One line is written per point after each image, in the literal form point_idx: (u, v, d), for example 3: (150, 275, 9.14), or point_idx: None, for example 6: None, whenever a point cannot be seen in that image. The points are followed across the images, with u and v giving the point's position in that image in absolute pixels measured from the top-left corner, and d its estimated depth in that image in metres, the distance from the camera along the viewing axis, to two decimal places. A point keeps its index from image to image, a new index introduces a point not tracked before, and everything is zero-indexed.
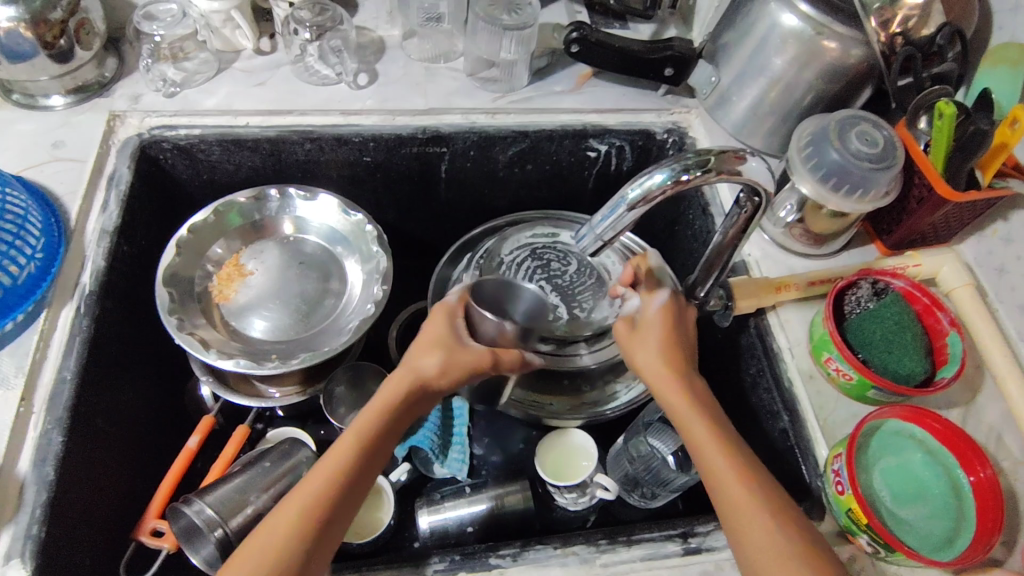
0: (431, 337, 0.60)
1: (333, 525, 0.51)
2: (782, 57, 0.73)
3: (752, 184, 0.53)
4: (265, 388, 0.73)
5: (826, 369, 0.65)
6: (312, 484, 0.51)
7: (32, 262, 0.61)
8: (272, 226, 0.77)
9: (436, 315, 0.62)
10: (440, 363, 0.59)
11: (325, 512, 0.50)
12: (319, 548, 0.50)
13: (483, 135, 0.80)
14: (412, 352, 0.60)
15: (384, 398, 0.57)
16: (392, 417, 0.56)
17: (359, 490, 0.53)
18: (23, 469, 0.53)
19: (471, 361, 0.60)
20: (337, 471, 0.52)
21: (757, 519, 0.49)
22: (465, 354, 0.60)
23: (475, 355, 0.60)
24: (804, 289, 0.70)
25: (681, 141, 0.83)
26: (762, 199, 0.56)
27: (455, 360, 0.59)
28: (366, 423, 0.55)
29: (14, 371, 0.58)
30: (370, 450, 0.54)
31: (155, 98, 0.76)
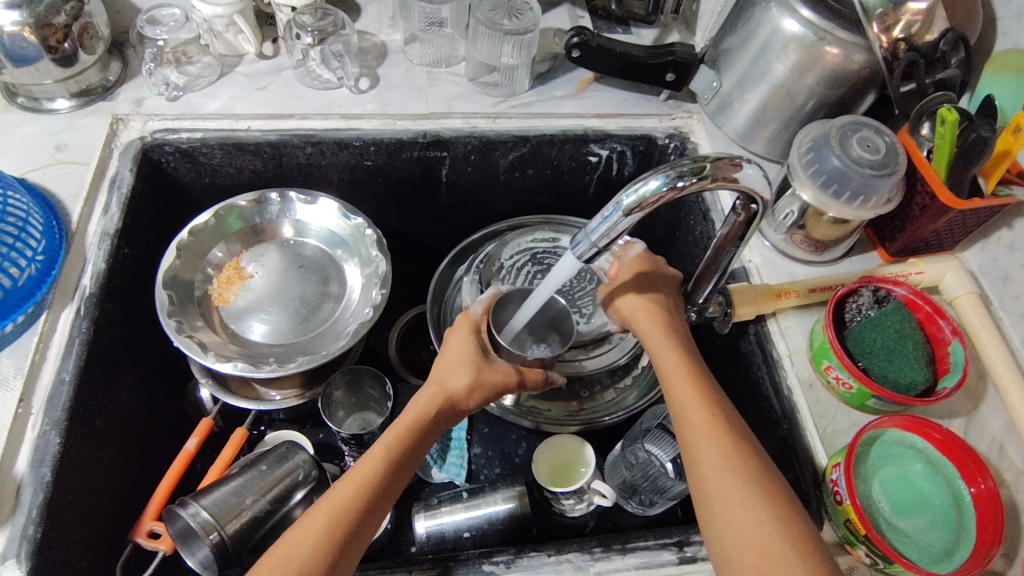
0: (458, 354, 0.62)
1: (359, 535, 0.51)
2: (784, 62, 0.72)
3: (749, 191, 0.52)
4: (265, 392, 0.73)
5: (825, 377, 0.65)
6: (342, 495, 0.51)
7: (33, 264, 0.61)
8: (272, 229, 0.78)
9: (463, 331, 0.63)
10: (470, 381, 0.60)
11: (351, 519, 0.50)
12: (346, 556, 0.49)
13: (484, 140, 0.81)
14: (439, 368, 0.61)
15: (416, 412, 0.58)
16: (419, 432, 0.57)
17: (385, 501, 0.53)
18: (20, 469, 0.54)
19: (498, 378, 0.61)
20: (366, 482, 0.52)
21: (761, 513, 0.48)
22: (494, 370, 0.61)
23: (502, 371, 0.62)
24: (804, 296, 0.69)
25: (682, 146, 0.83)
26: (758, 207, 0.55)
27: (483, 378, 0.61)
28: (396, 438, 0.56)
29: (13, 372, 0.58)
30: (395, 462, 0.55)
31: (157, 101, 0.76)
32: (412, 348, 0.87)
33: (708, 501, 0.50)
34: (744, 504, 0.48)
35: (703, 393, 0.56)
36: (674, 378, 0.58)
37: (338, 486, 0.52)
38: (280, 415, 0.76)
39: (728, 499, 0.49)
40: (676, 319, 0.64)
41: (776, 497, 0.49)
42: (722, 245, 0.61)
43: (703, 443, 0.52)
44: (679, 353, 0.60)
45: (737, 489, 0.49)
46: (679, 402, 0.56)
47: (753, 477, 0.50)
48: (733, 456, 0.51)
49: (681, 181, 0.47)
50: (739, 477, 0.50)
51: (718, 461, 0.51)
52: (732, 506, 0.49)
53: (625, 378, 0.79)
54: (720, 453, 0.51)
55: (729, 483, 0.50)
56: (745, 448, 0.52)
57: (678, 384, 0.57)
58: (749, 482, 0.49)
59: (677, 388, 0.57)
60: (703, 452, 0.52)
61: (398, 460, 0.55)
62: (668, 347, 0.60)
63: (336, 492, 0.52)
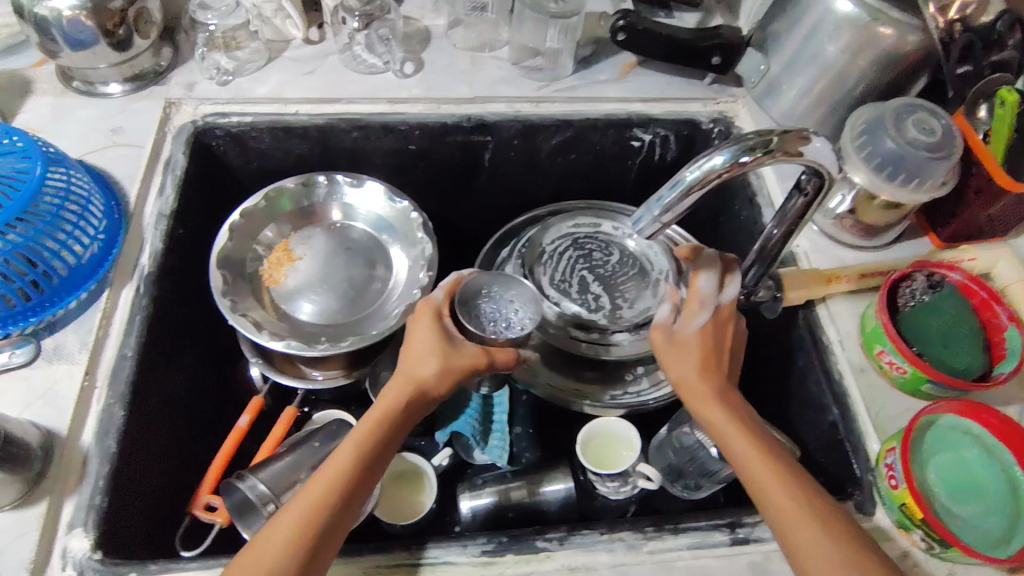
0: (424, 342, 0.59)
1: (337, 531, 0.49)
2: (835, 44, 0.71)
3: (814, 165, 0.50)
4: (310, 370, 0.74)
5: (878, 361, 0.64)
6: (313, 493, 0.50)
7: (95, 243, 0.63)
8: (321, 212, 0.78)
9: (424, 319, 0.60)
10: (437, 368, 0.57)
11: (326, 516, 0.49)
12: (322, 553, 0.48)
13: (527, 124, 0.80)
14: (408, 357, 0.59)
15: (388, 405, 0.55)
16: (392, 427, 0.55)
17: (361, 495, 0.51)
18: (87, 441, 0.56)
19: (467, 363, 0.58)
20: (333, 483, 0.50)
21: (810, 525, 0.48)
22: (460, 356, 0.58)
23: (470, 355, 0.59)
24: (855, 281, 0.68)
25: (727, 130, 0.82)
26: (824, 182, 0.55)
27: (449, 364, 0.57)
28: (367, 432, 0.53)
29: (78, 346, 0.60)
30: (369, 456, 0.52)
31: (209, 86, 0.78)
32: None
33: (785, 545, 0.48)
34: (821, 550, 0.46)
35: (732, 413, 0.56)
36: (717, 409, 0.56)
37: (310, 484, 0.50)
38: (327, 394, 0.77)
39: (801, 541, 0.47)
40: (726, 336, 0.61)
41: (855, 542, 0.47)
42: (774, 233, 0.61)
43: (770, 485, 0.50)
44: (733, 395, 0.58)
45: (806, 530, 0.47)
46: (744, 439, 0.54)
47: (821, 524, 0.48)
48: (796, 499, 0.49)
49: (746, 156, 0.47)
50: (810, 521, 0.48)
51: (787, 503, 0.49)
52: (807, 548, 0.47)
53: None
54: (793, 496, 0.49)
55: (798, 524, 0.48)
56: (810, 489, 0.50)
57: (724, 416, 0.56)
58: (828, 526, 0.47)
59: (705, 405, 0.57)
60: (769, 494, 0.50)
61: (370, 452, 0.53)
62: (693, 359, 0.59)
63: (307, 488, 0.50)
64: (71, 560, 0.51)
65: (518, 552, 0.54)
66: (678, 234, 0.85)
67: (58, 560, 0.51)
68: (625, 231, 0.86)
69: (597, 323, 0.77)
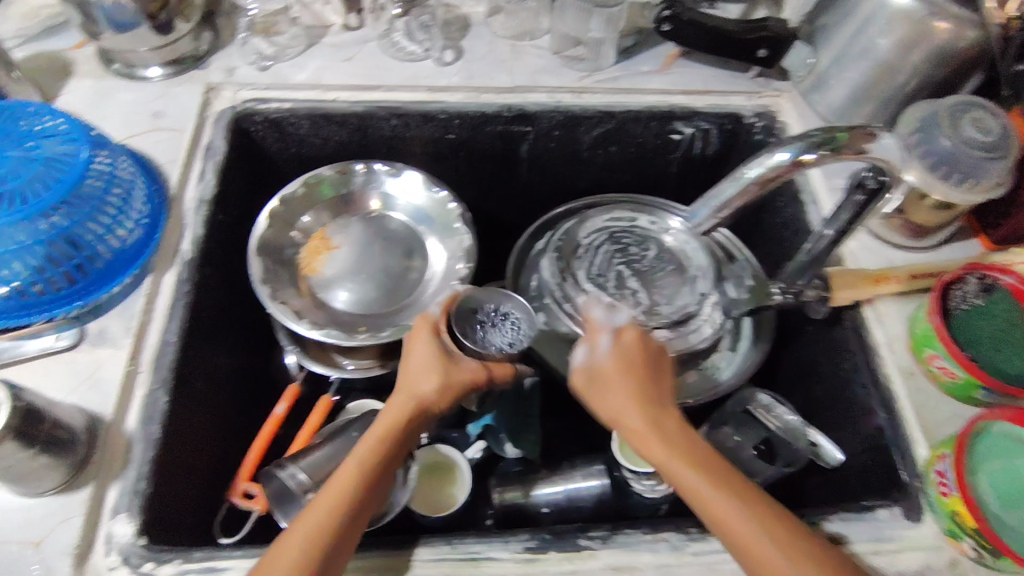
0: (423, 358, 0.58)
1: (337, 562, 0.47)
2: (889, 39, 0.69)
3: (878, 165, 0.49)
4: (341, 359, 0.73)
5: (928, 366, 0.63)
6: (316, 516, 0.48)
7: (139, 228, 0.63)
8: (360, 200, 0.78)
9: (422, 335, 0.59)
10: (439, 384, 0.57)
11: (327, 545, 0.47)
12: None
13: (568, 115, 0.79)
14: (406, 375, 0.58)
15: (388, 423, 0.55)
16: (395, 444, 0.54)
17: (362, 521, 0.50)
18: (131, 426, 0.56)
19: (468, 378, 0.58)
20: (337, 503, 0.49)
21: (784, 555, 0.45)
22: (461, 371, 0.58)
23: (470, 370, 0.58)
24: (904, 283, 0.67)
25: (771, 125, 0.80)
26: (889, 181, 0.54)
27: (452, 379, 0.57)
28: (370, 449, 0.53)
29: (122, 331, 0.60)
30: (372, 473, 0.52)
31: (249, 71, 0.77)
32: None
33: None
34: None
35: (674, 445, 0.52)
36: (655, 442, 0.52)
37: (308, 513, 0.48)
38: (360, 383, 0.76)
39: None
40: (635, 359, 0.58)
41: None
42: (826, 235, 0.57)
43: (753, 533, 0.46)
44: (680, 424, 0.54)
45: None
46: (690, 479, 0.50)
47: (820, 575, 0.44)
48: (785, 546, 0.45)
49: (810, 154, 0.46)
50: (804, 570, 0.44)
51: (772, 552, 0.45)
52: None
53: (708, 362, 0.76)
54: (775, 543, 0.45)
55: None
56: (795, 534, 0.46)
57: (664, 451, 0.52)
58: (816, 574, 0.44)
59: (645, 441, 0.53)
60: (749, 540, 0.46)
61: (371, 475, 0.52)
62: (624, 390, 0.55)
63: (309, 513, 0.49)
64: (116, 545, 0.51)
65: (561, 549, 0.53)
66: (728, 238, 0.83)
67: (102, 545, 0.51)
68: (662, 226, 0.84)
69: (635, 318, 0.76)
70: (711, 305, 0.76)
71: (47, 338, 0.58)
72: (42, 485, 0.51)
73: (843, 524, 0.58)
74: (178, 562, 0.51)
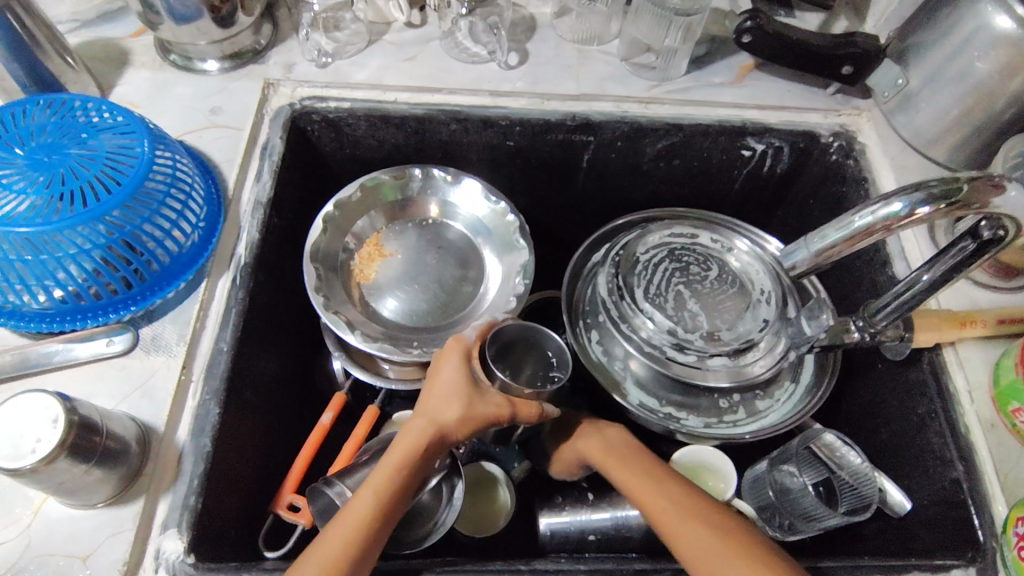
0: (447, 384, 0.55)
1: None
2: (991, 63, 0.64)
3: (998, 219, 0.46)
4: (383, 367, 0.71)
5: (1011, 420, 0.59)
6: (329, 547, 0.48)
7: (196, 232, 0.62)
8: (418, 206, 0.76)
9: (451, 358, 0.56)
10: (461, 414, 0.54)
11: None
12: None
13: (635, 126, 0.76)
14: (428, 397, 0.55)
15: (404, 451, 0.53)
16: (410, 471, 0.52)
17: (374, 556, 0.49)
18: (182, 438, 0.54)
19: (491, 413, 0.54)
20: (350, 535, 0.48)
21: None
22: (486, 403, 0.54)
23: (496, 405, 0.55)
24: (991, 327, 0.62)
25: (849, 146, 0.76)
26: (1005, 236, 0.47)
27: (475, 411, 0.54)
28: (384, 479, 0.51)
29: (176, 338, 0.58)
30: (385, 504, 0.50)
31: (308, 67, 0.75)
32: None
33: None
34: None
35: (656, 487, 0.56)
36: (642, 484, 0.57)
37: (322, 551, 0.47)
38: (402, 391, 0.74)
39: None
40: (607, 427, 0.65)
41: None
42: (923, 283, 0.52)
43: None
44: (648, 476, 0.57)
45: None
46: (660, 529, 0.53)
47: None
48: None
49: (925, 207, 0.43)
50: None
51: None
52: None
53: (768, 394, 0.73)
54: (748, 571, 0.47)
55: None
56: (773, 560, 0.48)
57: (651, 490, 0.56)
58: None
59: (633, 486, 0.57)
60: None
61: (385, 507, 0.51)
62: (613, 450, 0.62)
63: (321, 547, 0.47)
64: (164, 562, 0.50)
65: None
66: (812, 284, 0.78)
67: (151, 561, 0.50)
68: (724, 244, 0.80)
69: (695, 343, 0.71)
70: (774, 333, 0.72)
71: (99, 342, 0.56)
72: (93, 498, 0.50)
73: None
74: None
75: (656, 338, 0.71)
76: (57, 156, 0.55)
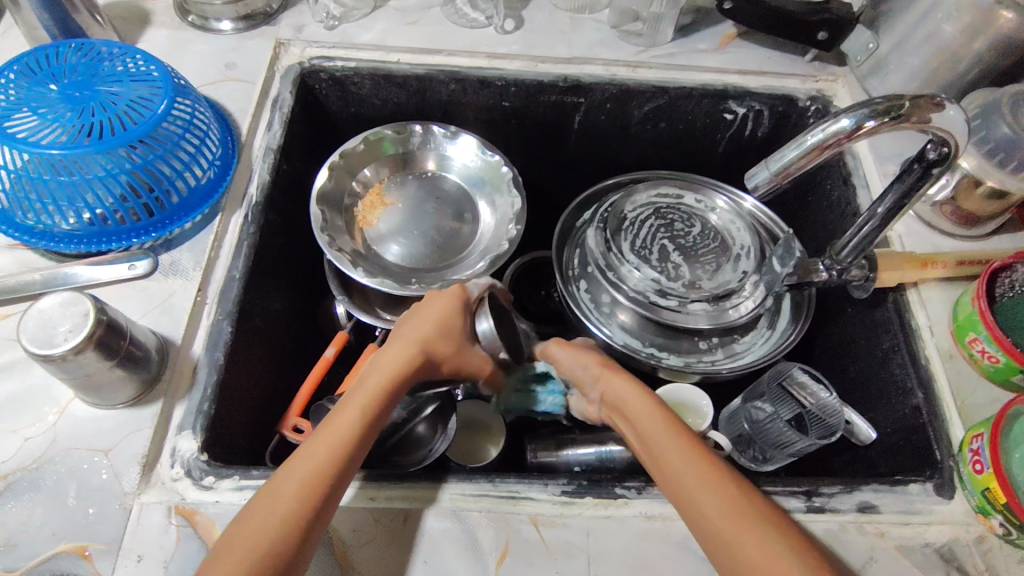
0: (442, 321, 0.60)
1: (329, 511, 0.48)
2: (954, 25, 0.69)
3: (943, 134, 0.50)
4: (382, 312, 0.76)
5: (969, 350, 0.63)
6: (319, 457, 0.48)
7: (212, 169, 0.67)
8: (417, 160, 0.81)
9: (451, 303, 0.62)
10: (450, 352, 0.60)
11: (324, 489, 0.47)
12: (318, 527, 0.47)
13: (623, 88, 0.80)
14: (421, 327, 0.60)
15: (392, 372, 0.56)
16: (393, 391, 0.55)
17: (355, 469, 0.51)
18: (197, 352, 0.59)
19: (475, 364, 0.62)
20: (341, 447, 0.49)
21: (750, 525, 0.48)
22: (472, 353, 0.62)
23: (480, 359, 0.62)
24: (951, 268, 0.67)
25: (825, 109, 0.80)
26: (952, 150, 0.52)
27: (461, 354, 0.61)
28: (372, 395, 0.53)
29: (192, 264, 0.63)
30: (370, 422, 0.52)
31: (317, 29, 0.80)
32: (525, 290, 0.91)
33: (731, 563, 0.47)
34: (771, 564, 0.46)
35: (666, 427, 0.55)
36: (654, 418, 0.57)
37: (308, 455, 0.48)
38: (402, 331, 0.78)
39: (750, 555, 0.46)
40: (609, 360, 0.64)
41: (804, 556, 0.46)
42: (878, 214, 0.59)
43: (701, 492, 0.50)
44: (647, 392, 0.60)
45: (757, 540, 0.47)
46: (649, 445, 0.55)
47: (782, 534, 0.48)
48: (740, 509, 0.49)
49: (872, 121, 0.49)
50: (760, 530, 0.48)
51: (722, 514, 0.49)
52: (758, 563, 0.46)
53: (745, 337, 0.77)
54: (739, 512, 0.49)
55: (744, 536, 0.47)
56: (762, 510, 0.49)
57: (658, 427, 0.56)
58: (769, 533, 0.47)
59: (643, 421, 0.57)
60: (695, 497, 0.50)
61: (371, 424, 0.52)
62: (625, 383, 0.60)
63: (311, 451, 0.48)
64: (180, 459, 0.54)
65: (597, 496, 0.56)
66: (774, 225, 0.83)
67: (168, 458, 0.54)
68: (707, 204, 0.84)
69: (676, 290, 0.75)
70: (753, 284, 0.75)
71: (122, 266, 0.61)
72: (116, 397, 0.54)
73: (874, 495, 0.59)
74: (237, 478, 0.54)
75: (641, 285, 0.75)
76: (88, 92, 0.60)
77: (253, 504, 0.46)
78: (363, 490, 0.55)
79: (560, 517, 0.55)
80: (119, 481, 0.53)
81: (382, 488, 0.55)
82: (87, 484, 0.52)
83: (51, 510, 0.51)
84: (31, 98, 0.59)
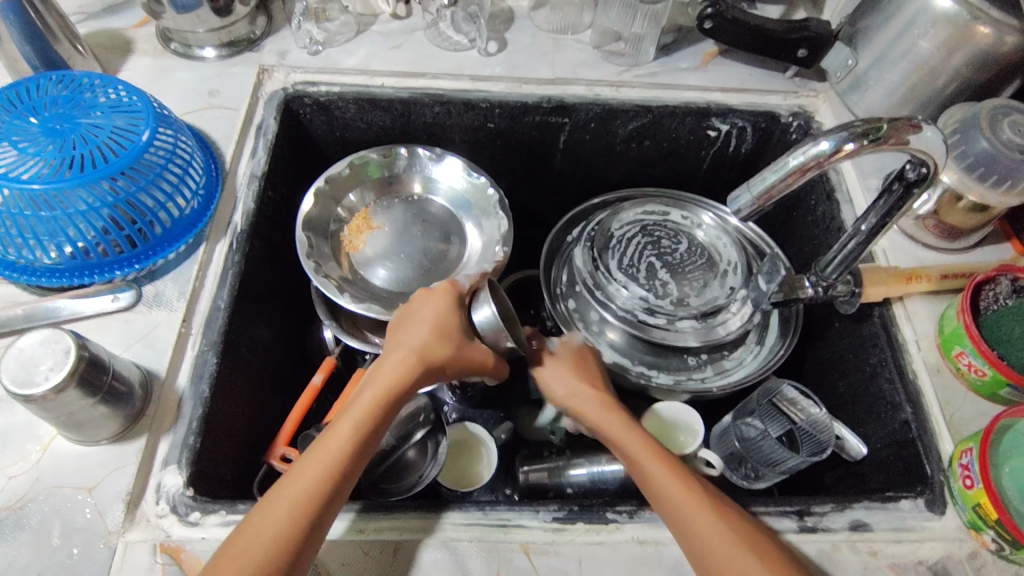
0: (439, 321, 0.58)
1: (317, 537, 0.47)
2: (931, 41, 0.70)
3: (922, 154, 0.51)
4: (370, 335, 0.75)
5: (956, 364, 0.63)
6: (307, 479, 0.47)
7: (195, 198, 0.66)
8: (404, 183, 0.81)
9: (447, 302, 0.60)
10: (449, 354, 0.57)
11: (315, 513, 0.46)
12: (304, 556, 0.46)
13: (607, 108, 0.81)
14: (414, 332, 0.58)
15: (390, 385, 0.54)
16: (389, 407, 0.53)
17: (346, 493, 0.49)
18: (182, 384, 0.58)
19: (477, 356, 0.59)
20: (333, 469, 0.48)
21: (727, 533, 0.49)
22: (472, 347, 0.59)
23: (481, 353, 0.59)
24: (935, 282, 0.67)
25: (807, 125, 0.81)
26: (930, 171, 0.53)
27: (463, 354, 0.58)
28: (367, 413, 0.52)
29: (177, 295, 0.63)
30: (363, 439, 0.51)
31: (300, 54, 0.80)
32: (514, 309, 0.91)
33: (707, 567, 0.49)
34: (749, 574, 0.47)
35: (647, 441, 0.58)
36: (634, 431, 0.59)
37: (299, 476, 0.47)
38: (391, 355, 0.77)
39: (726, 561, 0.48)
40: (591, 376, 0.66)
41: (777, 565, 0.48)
42: (861, 233, 0.59)
43: (680, 501, 0.52)
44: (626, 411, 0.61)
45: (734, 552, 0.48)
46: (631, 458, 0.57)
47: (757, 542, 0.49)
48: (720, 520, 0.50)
49: (852, 143, 0.49)
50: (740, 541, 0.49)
51: (701, 524, 0.50)
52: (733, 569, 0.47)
53: (734, 354, 0.77)
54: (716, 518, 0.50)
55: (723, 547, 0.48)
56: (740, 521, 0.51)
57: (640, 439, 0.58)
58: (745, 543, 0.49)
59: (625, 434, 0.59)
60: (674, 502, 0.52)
61: (363, 442, 0.51)
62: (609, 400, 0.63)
63: (301, 475, 0.47)
64: (165, 494, 0.53)
65: (589, 521, 0.56)
66: (758, 238, 0.84)
67: (153, 494, 0.53)
68: (693, 221, 0.84)
69: (665, 308, 0.75)
70: (740, 300, 0.76)
71: (105, 298, 0.61)
72: (99, 434, 0.54)
73: (865, 513, 0.58)
74: (223, 513, 0.53)
75: (629, 304, 0.75)
76: (68, 125, 0.59)
77: (240, 530, 0.45)
78: (352, 522, 0.54)
79: (552, 545, 0.55)
80: (104, 520, 0.52)
81: (371, 519, 0.54)
82: (71, 523, 0.51)
83: (34, 551, 0.50)
84: (12, 131, 0.58)
